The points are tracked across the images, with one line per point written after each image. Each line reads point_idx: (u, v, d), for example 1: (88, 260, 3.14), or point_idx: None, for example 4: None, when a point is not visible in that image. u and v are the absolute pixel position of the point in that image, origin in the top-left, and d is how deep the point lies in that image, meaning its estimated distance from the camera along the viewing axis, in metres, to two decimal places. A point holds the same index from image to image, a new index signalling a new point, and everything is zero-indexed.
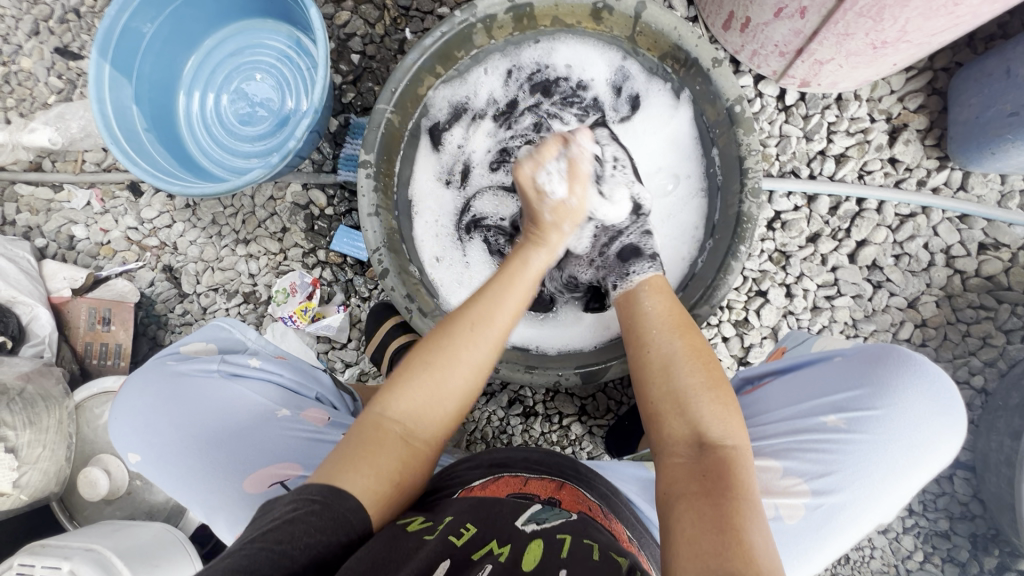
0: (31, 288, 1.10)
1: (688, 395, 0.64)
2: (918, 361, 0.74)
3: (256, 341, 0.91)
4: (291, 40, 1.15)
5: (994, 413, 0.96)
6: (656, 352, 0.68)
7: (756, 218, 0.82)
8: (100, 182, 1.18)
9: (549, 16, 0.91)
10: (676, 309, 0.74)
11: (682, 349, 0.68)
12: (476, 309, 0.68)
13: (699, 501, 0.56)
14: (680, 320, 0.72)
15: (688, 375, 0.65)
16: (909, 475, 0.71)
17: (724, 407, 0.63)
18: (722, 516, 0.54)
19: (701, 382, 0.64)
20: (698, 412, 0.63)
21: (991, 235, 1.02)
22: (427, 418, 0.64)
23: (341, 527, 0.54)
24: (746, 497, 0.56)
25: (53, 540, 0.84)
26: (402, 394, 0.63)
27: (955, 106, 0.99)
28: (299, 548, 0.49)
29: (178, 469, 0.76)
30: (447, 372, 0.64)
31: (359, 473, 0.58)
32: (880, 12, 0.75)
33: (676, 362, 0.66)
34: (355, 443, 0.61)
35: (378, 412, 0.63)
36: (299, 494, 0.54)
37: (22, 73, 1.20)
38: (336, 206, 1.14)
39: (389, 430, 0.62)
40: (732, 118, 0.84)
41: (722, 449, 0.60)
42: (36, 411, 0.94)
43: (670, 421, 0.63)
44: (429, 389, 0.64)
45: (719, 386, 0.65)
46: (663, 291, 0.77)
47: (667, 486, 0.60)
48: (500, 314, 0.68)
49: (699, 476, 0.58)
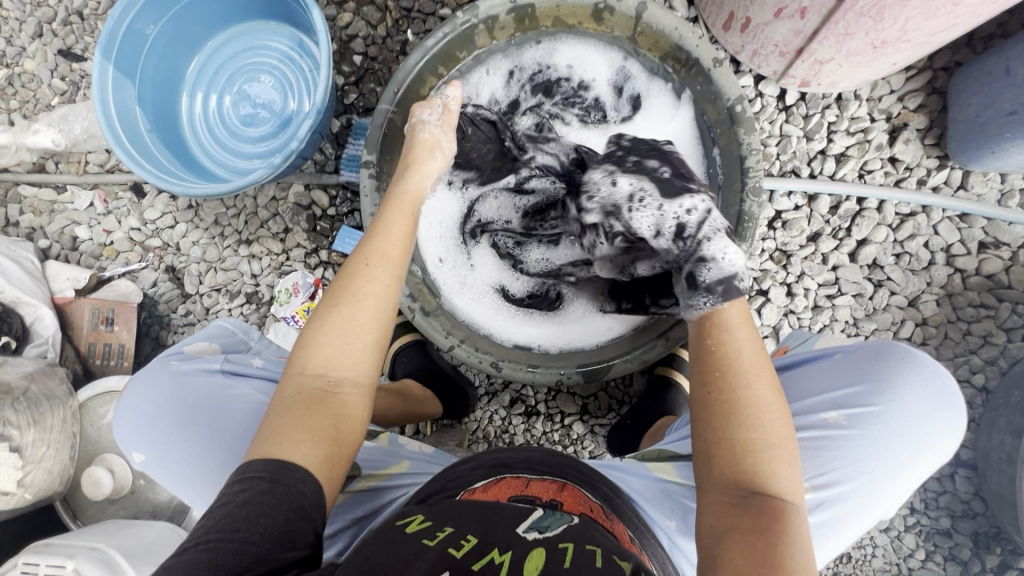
0: (35, 289, 1.10)
1: (759, 441, 0.60)
2: (917, 357, 0.75)
3: (258, 341, 0.93)
4: (294, 42, 1.15)
5: (995, 411, 0.97)
6: (742, 393, 0.62)
7: (757, 217, 0.83)
8: (103, 183, 1.18)
9: (550, 17, 0.91)
10: (763, 348, 0.67)
11: (772, 398, 0.62)
12: (366, 245, 0.70)
13: (749, 541, 0.54)
14: (762, 360, 0.65)
15: (772, 429, 0.60)
16: (909, 472, 0.72)
17: (794, 464, 0.60)
18: (773, 565, 0.52)
19: (783, 437, 0.60)
20: (775, 466, 0.59)
21: (991, 233, 1.03)
22: (347, 363, 0.64)
23: (292, 499, 0.54)
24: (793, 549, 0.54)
25: (57, 540, 0.85)
26: (316, 347, 0.63)
27: (955, 105, 0.99)
28: (260, 533, 0.51)
29: (181, 467, 0.77)
30: (354, 308, 0.65)
31: (298, 440, 0.58)
32: (880, 12, 0.75)
33: (761, 410, 0.61)
34: (285, 408, 0.60)
35: (298, 373, 0.63)
36: (244, 474, 0.55)
37: (26, 75, 1.21)
38: (338, 207, 1.15)
39: (313, 387, 0.62)
40: (733, 118, 0.84)
41: (778, 498, 0.57)
42: (40, 410, 0.94)
43: (743, 468, 0.59)
44: (344, 330, 0.64)
45: (793, 442, 0.61)
46: (746, 325, 0.69)
47: (714, 523, 0.57)
48: (387, 245, 0.70)
49: (751, 518, 0.55)
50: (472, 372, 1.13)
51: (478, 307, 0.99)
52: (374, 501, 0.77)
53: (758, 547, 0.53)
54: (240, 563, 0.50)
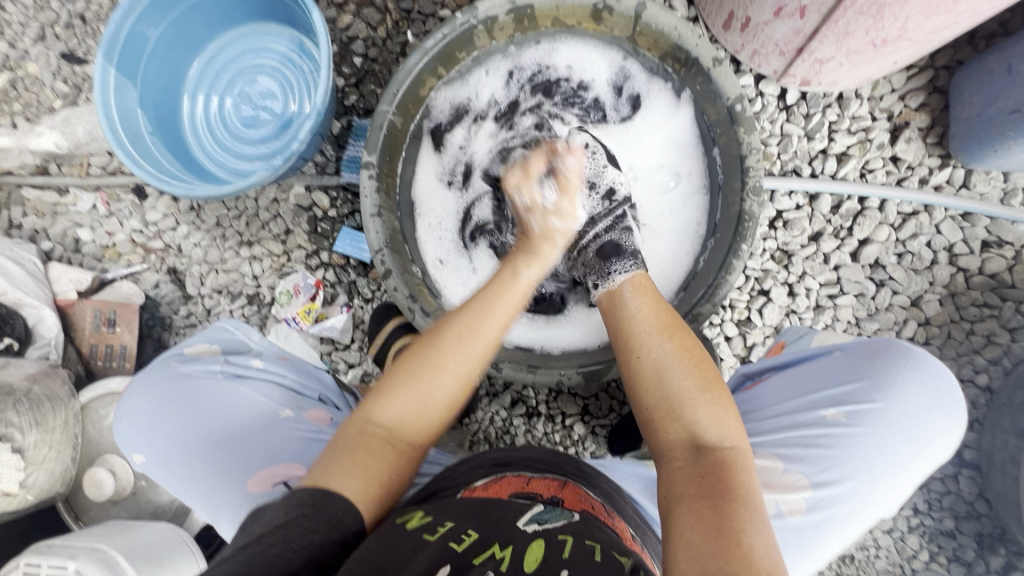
0: (37, 290, 1.11)
1: (683, 397, 0.65)
2: (918, 354, 0.74)
3: (259, 342, 0.92)
4: (294, 44, 1.16)
5: (999, 411, 0.96)
6: (646, 358, 0.69)
7: (757, 216, 0.83)
8: (104, 185, 1.18)
9: (549, 17, 0.91)
10: (662, 308, 0.75)
11: (672, 349, 0.69)
12: (465, 317, 0.71)
13: (699, 503, 0.57)
14: (665, 320, 0.73)
15: (681, 378, 0.66)
16: (910, 468, 0.71)
17: (720, 408, 0.64)
18: (719, 515, 0.55)
19: (693, 382, 0.66)
20: (695, 415, 0.64)
21: (994, 232, 1.02)
22: (413, 425, 0.67)
23: (335, 528, 0.55)
24: (747, 498, 0.57)
25: (59, 541, 0.85)
26: (389, 402, 0.67)
27: (957, 104, 0.99)
28: (294, 551, 0.51)
29: (184, 469, 0.77)
30: (433, 382, 0.67)
31: (349, 475, 0.61)
32: (880, 10, 0.75)
33: (670, 367, 0.67)
34: (342, 451, 0.63)
35: (364, 421, 0.66)
36: (292, 500, 0.56)
37: (29, 78, 1.21)
38: (339, 208, 1.15)
39: (374, 436, 0.65)
40: (732, 117, 0.84)
41: (716, 449, 0.62)
42: (42, 411, 0.94)
43: (667, 427, 0.65)
44: (418, 401, 0.67)
45: (713, 387, 0.66)
46: (646, 290, 0.78)
47: (667, 491, 0.61)
48: (487, 325, 0.71)
49: (697, 480, 0.59)
50: None
51: None
52: None
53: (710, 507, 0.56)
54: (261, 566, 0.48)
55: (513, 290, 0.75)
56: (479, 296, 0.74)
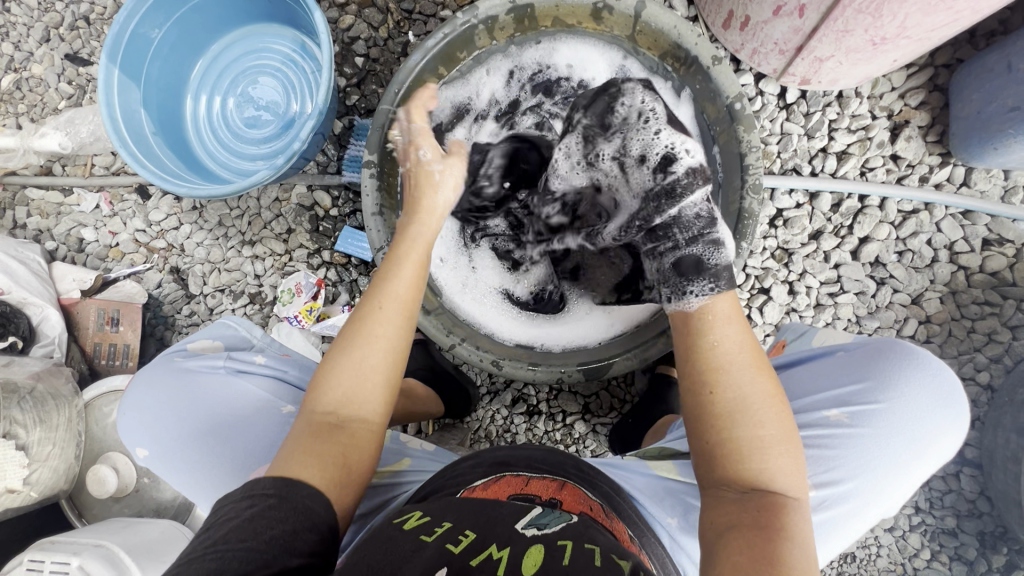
0: (42, 289, 1.12)
1: (760, 442, 0.61)
2: (920, 355, 0.74)
3: (262, 339, 0.92)
4: (296, 44, 1.17)
5: (1000, 409, 0.96)
6: (726, 394, 0.63)
7: (757, 214, 0.83)
8: (108, 185, 1.19)
9: (549, 16, 0.92)
10: (750, 339, 0.67)
11: (762, 390, 0.63)
12: (379, 287, 0.70)
13: (747, 537, 0.56)
14: (753, 355, 0.66)
15: (764, 421, 0.62)
16: (912, 469, 0.71)
17: (793, 460, 0.61)
18: (770, 555, 0.54)
19: (773, 431, 0.61)
20: (767, 462, 0.60)
21: (995, 230, 1.02)
22: (358, 400, 0.65)
23: (302, 516, 0.56)
24: (795, 537, 0.56)
25: (62, 537, 0.86)
26: (328, 385, 0.64)
27: (957, 102, 0.99)
28: (264, 542, 0.54)
29: (186, 463, 0.78)
30: (363, 351, 0.66)
31: (307, 464, 0.60)
32: (878, 8, 0.75)
33: (751, 407, 0.62)
34: (296, 441, 0.62)
35: (308, 409, 0.64)
36: (252, 490, 0.57)
37: (34, 79, 1.22)
38: (341, 207, 1.16)
39: (325, 421, 0.63)
40: (732, 115, 0.84)
41: (774, 493, 0.59)
42: (46, 409, 0.95)
43: (733, 461, 0.61)
44: (355, 372, 0.65)
45: (789, 433, 0.62)
46: (735, 318, 0.69)
47: (712, 516, 0.60)
48: (396, 287, 0.70)
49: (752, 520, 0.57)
50: (474, 371, 1.13)
51: (481, 308, 1.00)
52: (381, 496, 0.78)
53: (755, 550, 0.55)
54: (246, 568, 0.52)
55: (419, 237, 0.77)
56: (388, 263, 0.74)
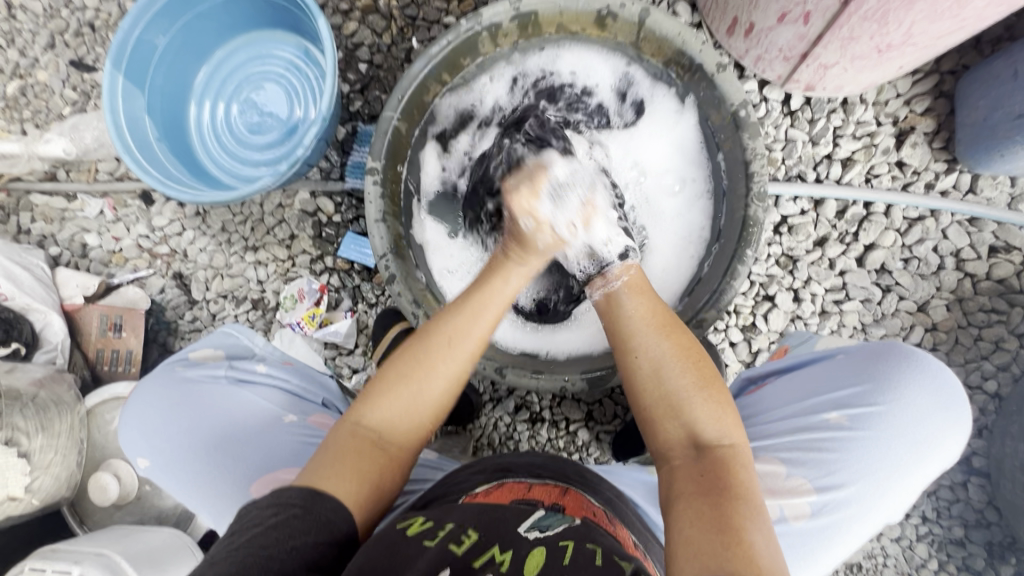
0: (45, 295, 1.12)
1: (681, 396, 0.66)
2: (921, 357, 0.74)
3: (263, 347, 0.92)
4: (300, 51, 1.17)
5: (1008, 418, 0.95)
6: (645, 354, 0.70)
7: (762, 221, 0.83)
8: (112, 191, 1.19)
9: (553, 23, 0.91)
10: (658, 309, 0.75)
11: (670, 349, 0.70)
12: (453, 322, 0.72)
13: (699, 501, 0.58)
14: (663, 319, 0.74)
15: (677, 377, 0.67)
16: (915, 471, 0.70)
17: (718, 405, 0.66)
18: (722, 517, 0.55)
19: (691, 381, 0.67)
20: (693, 413, 0.65)
21: (1001, 237, 1.01)
22: (401, 426, 0.68)
23: (325, 530, 0.56)
24: (747, 496, 0.58)
25: (63, 546, 0.85)
26: (379, 403, 0.68)
27: (963, 108, 0.98)
28: (285, 552, 0.53)
29: (187, 474, 0.77)
30: (425, 384, 0.69)
31: (339, 475, 0.61)
32: (884, 15, 0.75)
33: (666, 364, 0.69)
34: (334, 452, 0.64)
35: (352, 422, 0.67)
36: (278, 499, 0.57)
37: (38, 85, 1.23)
38: (344, 213, 1.16)
39: (365, 438, 0.66)
40: (737, 122, 0.84)
41: (711, 446, 0.63)
42: (49, 416, 0.95)
43: (668, 425, 0.66)
44: (408, 402, 0.68)
45: (710, 385, 0.67)
46: (644, 291, 0.78)
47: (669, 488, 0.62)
48: (473, 328, 0.72)
49: (699, 479, 0.60)
50: (477, 379, 1.12)
51: None
52: None
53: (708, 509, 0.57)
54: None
55: (500, 292, 0.76)
56: (465, 300, 0.75)
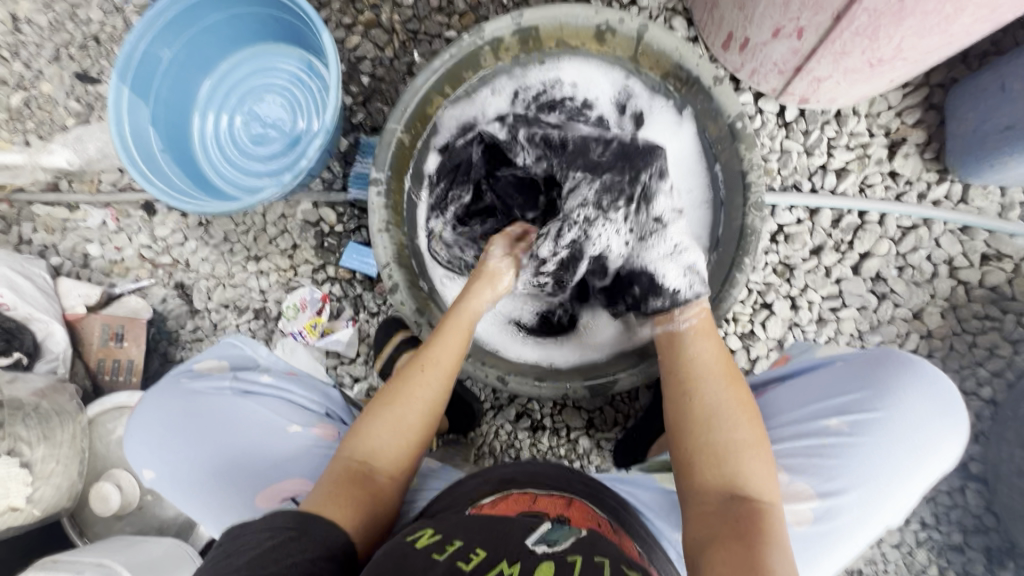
0: (47, 305, 1.12)
1: (729, 448, 0.66)
2: (917, 363, 0.75)
3: (267, 357, 0.93)
4: (303, 64, 1.19)
5: (1004, 423, 0.96)
6: (704, 400, 0.70)
7: (760, 230, 0.85)
8: (115, 202, 1.20)
9: (554, 38, 0.94)
10: (723, 356, 0.76)
11: (728, 398, 0.70)
12: (426, 352, 0.75)
13: (732, 543, 0.59)
14: (726, 368, 0.74)
15: (730, 430, 0.67)
16: (913, 476, 0.72)
17: (762, 461, 0.66)
18: (753, 560, 0.56)
19: (743, 435, 0.67)
20: (738, 465, 0.65)
21: (993, 245, 1.04)
22: (391, 451, 0.69)
23: (322, 546, 0.57)
24: (777, 543, 0.59)
25: (64, 556, 0.85)
26: (367, 434, 0.70)
27: (952, 120, 1.01)
28: (284, 568, 0.53)
29: (192, 485, 0.77)
30: (404, 411, 0.71)
31: (338, 503, 0.63)
32: (875, 31, 0.77)
33: (724, 413, 0.69)
34: (329, 484, 0.65)
35: (345, 455, 0.69)
36: (271, 523, 0.57)
37: (42, 97, 1.24)
38: (346, 223, 1.17)
39: (358, 468, 0.67)
40: (734, 134, 0.86)
41: (748, 495, 0.63)
42: (51, 425, 0.95)
43: (709, 472, 0.66)
44: (393, 427, 0.70)
45: (760, 441, 0.67)
46: (710, 335, 0.79)
47: (695, 528, 0.63)
48: (443, 353, 0.75)
49: (731, 524, 0.61)
50: (478, 387, 1.12)
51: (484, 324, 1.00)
52: None
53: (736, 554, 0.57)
54: None
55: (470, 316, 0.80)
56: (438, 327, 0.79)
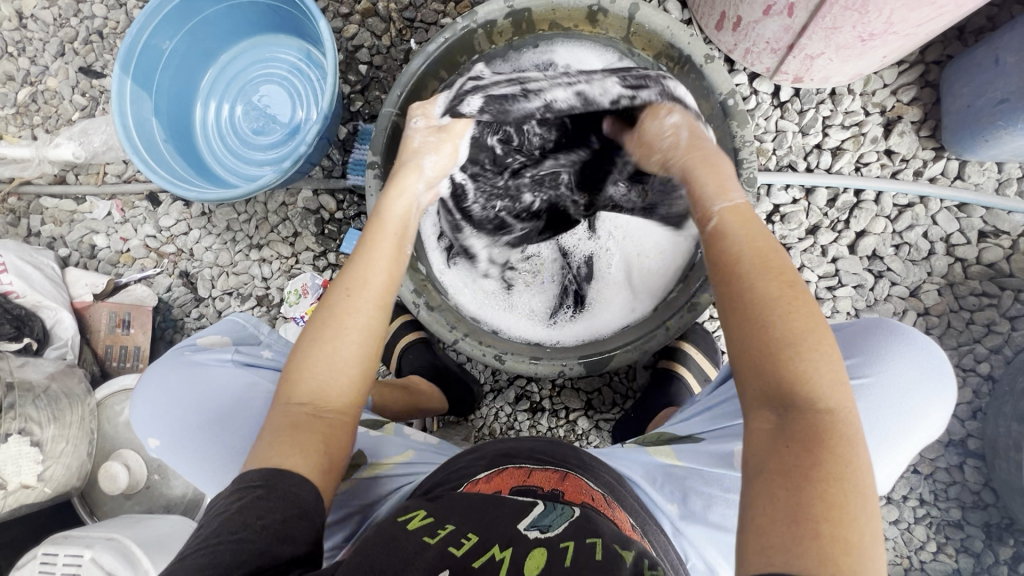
0: (55, 294, 1.14)
1: (786, 346, 0.53)
2: (906, 331, 0.75)
3: (269, 334, 0.95)
4: (302, 53, 1.20)
5: (1001, 399, 0.96)
6: (752, 294, 0.56)
7: (752, 207, 0.85)
8: (120, 193, 1.23)
9: (546, 20, 0.94)
10: (769, 245, 0.61)
11: (776, 290, 0.56)
12: (353, 273, 0.68)
13: (783, 481, 0.48)
14: (772, 256, 0.59)
15: (785, 326, 0.53)
16: (901, 442, 0.72)
17: (831, 366, 0.52)
18: (805, 505, 0.46)
19: (802, 334, 0.53)
20: (805, 369, 0.52)
21: (990, 222, 1.03)
22: (329, 390, 0.63)
23: (293, 503, 0.55)
24: (852, 479, 0.48)
25: (76, 532, 0.87)
26: (304, 374, 0.62)
27: (948, 97, 1.01)
28: (256, 531, 0.52)
29: (195, 454, 0.80)
30: (337, 343, 0.63)
31: (286, 451, 0.58)
32: (865, 5, 0.77)
33: (773, 307, 0.55)
34: (274, 433, 0.60)
35: (284, 402, 0.62)
36: (240, 483, 0.56)
37: (48, 92, 1.26)
38: (346, 210, 1.19)
39: (297, 413, 0.61)
40: (725, 111, 0.86)
41: (818, 410, 0.50)
42: (60, 407, 0.97)
43: (769, 376, 0.53)
44: (327, 368, 0.63)
45: (823, 337, 0.53)
46: (747, 222, 0.64)
47: (750, 451, 0.52)
48: (373, 275, 0.68)
49: (784, 446, 0.50)
50: (478, 369, 1.15)
51: (487, 306, 1.02)
52: (372, 492, 0.78)
53: (790, 488, 0.47)
54: (238, 560, 0.50)
55: (394, 220, 0.76)
56: (359, 245, 0.72)
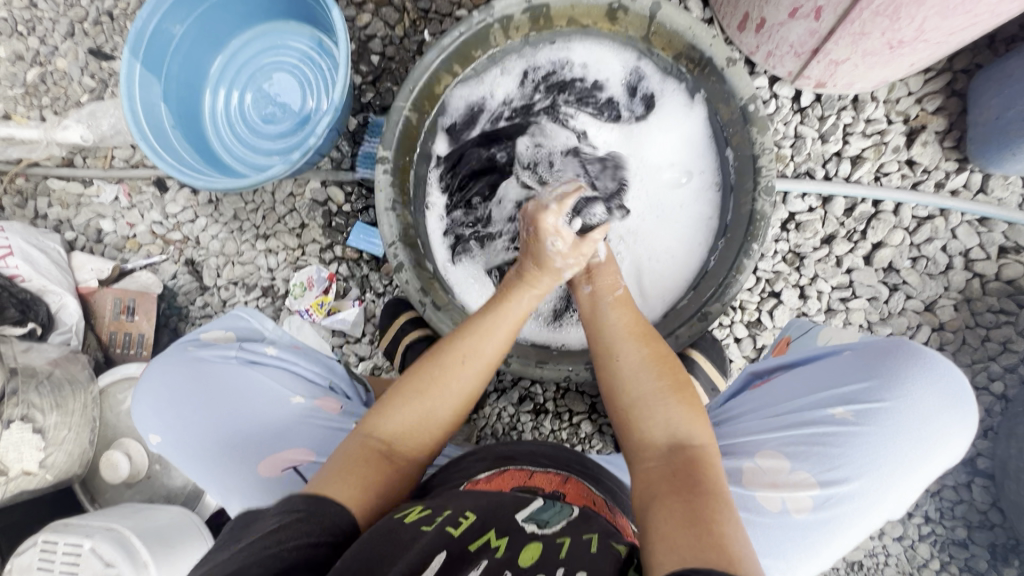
0: (60, 278, 1.14)
1: (646, 395, 0.66)
2: (928, 355, 0.73)
3: (272, 330, 0.93)
4: (313, 42, 1.18)
5: (1013, 420, 0.95)
6: (622, 363, 0.71)
7: (769, 216, 0.83)
8: (127, 177, 1.22)
9: (565, 16, 0.92)
10: (640, 321, 0.76)
11: (646, 356, 0.70)
12: (469, 342, 0.72)
13: (671, 498, 0.56)
14: (640, 330, 0.74)
15: (650, 382, 0.67)
16: (919, 469, 0.70)
17: (693, 411, 0.65)
18: (695, 512, 0.54)
19: (664, 387, 0.67)
20: (666, 414, 0.65)
21: (1012, 238, 1.01)
22: (414, 436, 0.68)
23: (329, 531, 0.53)
24: (718, 494, 0.56)
25: (76, 520, 0.87)
26: (390, 416, 0.68)
27: (975, 107, 0.98)
28: (289, 550, 0.50)
29: (198, 452, 0.79)
30: (434, 404, 0.69)
31: (344, 482, 0.59)
32: (896, 11, 0.74)
33: (641, 374, 0.68)
34: (343, 459, 0.63)
35: (363, 433, 0.66)
36: (284, 506, 0.55)
37: (57, 73, 1.25)
38: (354, 203, 1.17)
39: (372, 447, 0.65)
40: (746, 117, 0.84)
41: (687, 446, 0.62)
42: (63, 394, 0.97)
43: (641, 427, 0.65)
44: (416, 417, 0.68)
45: (686, 392, 0.66)
46: (625, 304, 0.79)
47: (642, 490, 0.60)
48: (486, 346, 0.73)
49: (670, 475, 0.59)
50: None
51: None
52: None
53: (678, 500, 0.55)
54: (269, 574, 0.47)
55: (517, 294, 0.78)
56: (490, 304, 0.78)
